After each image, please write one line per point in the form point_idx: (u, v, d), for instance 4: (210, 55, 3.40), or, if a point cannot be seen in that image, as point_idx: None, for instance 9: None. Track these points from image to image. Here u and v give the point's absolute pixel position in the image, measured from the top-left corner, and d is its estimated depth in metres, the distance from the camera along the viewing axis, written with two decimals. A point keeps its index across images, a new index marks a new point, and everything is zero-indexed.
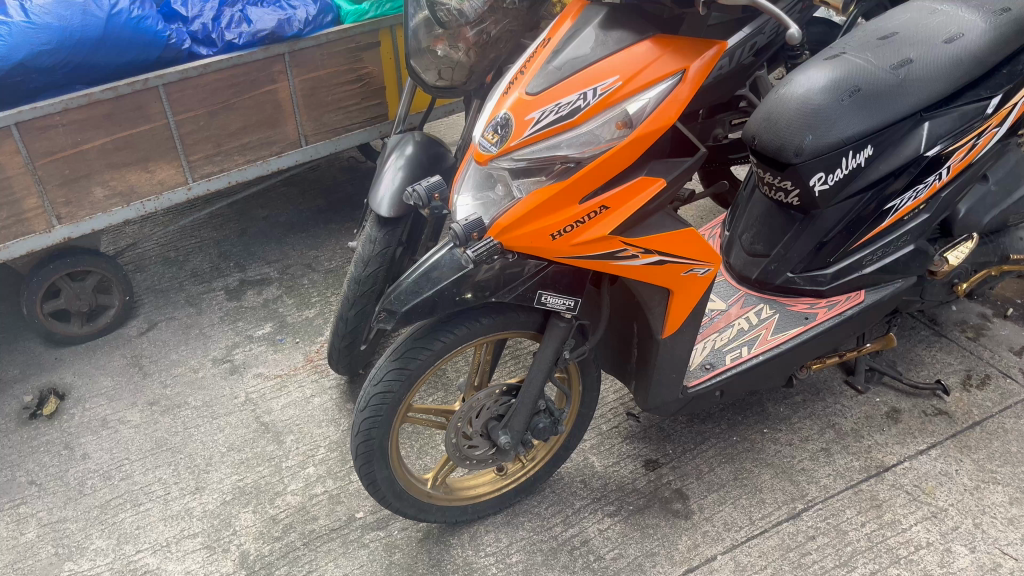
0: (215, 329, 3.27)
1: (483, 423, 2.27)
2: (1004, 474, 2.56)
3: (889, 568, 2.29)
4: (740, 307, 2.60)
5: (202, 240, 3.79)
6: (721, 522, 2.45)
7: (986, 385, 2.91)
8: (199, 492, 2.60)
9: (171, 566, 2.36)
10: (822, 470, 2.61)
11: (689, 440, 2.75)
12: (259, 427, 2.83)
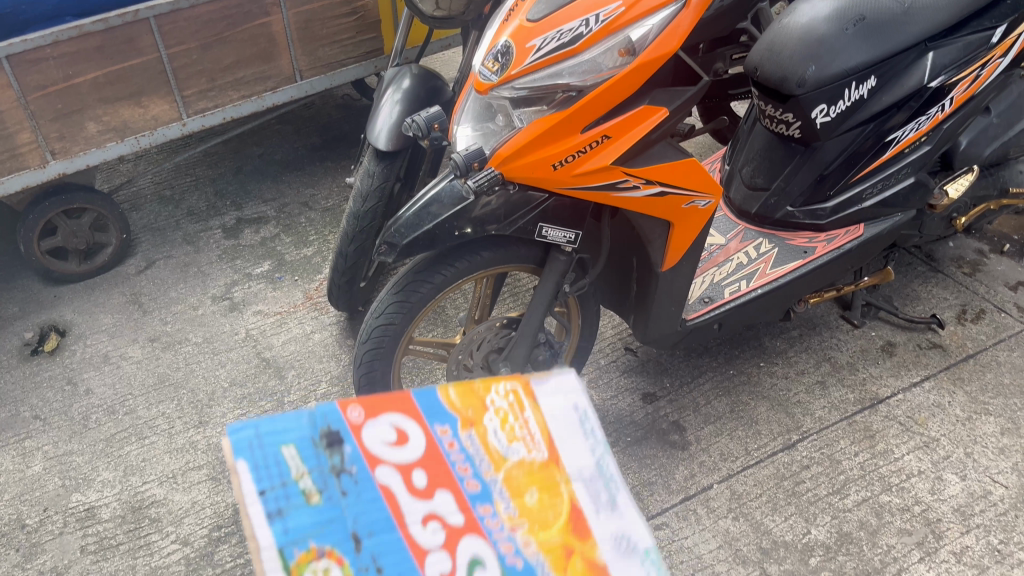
0: (213, 267, 3.26)
1: (484, 356, 2.29)
2: (995, 405, 2.61)
3: (880, 495, 2.35)
4: (739, 242, 2.60)
5: (197, 178, 3.76)
6: (717, 452, 2.50)
7: (981, 319, 2.94)
8: (203, 426, 2.63)
9: (177, 496, 2.41)
10: (817, 402, 2.65)
11: (686, 373, 2.78)
12: (260, 363, 2.86)
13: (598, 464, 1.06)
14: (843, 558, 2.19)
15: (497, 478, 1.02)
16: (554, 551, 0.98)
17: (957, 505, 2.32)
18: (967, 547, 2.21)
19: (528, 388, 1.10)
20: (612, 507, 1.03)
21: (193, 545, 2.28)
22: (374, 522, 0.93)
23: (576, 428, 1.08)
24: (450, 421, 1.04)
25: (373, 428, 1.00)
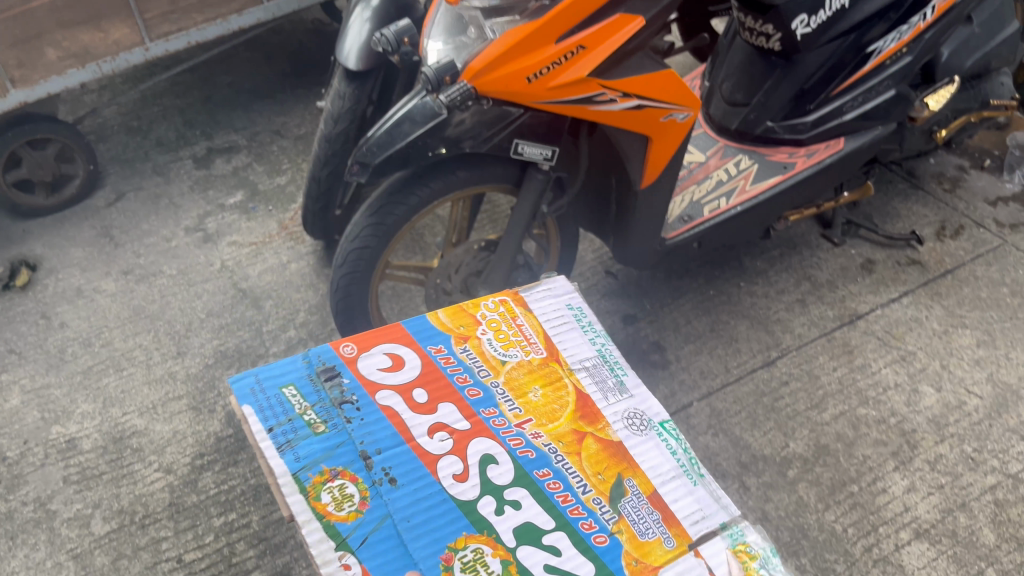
0: (185, 199, 3.20)
1: (462, 280, 2.27)
2: (972, 319, 2.64)
3: (857, 408, 2.39)
4: (719, 159, 2.57)
5: (165, 108, 3.66)
6: (697, 370, 2.52)
7: (960, 234, 2.95)
8: (181, 357, 2.61)
9: (158, 426, 2.41)
10: (796, 320, 2.67)
11: (667, 294, 2.77)
12: (237, 294, 2.82)
13: (593, 347, 1.69)
14: (820, 470, 2.24)
15: (498, 381, 1.58)
16: (562, 430, 1.51)
17: (932, 416, 2.37)
18: (940, 455, 2.27)
19: (519, 298, 1.74)
20: (602, 389, 1.60)
21: (177, 473, 2.29)
22: (381, 434, 1.42)
23: (571, 319, 1.74)
24: (439, 341, 1.63)
25: (369, 359, 1.56)
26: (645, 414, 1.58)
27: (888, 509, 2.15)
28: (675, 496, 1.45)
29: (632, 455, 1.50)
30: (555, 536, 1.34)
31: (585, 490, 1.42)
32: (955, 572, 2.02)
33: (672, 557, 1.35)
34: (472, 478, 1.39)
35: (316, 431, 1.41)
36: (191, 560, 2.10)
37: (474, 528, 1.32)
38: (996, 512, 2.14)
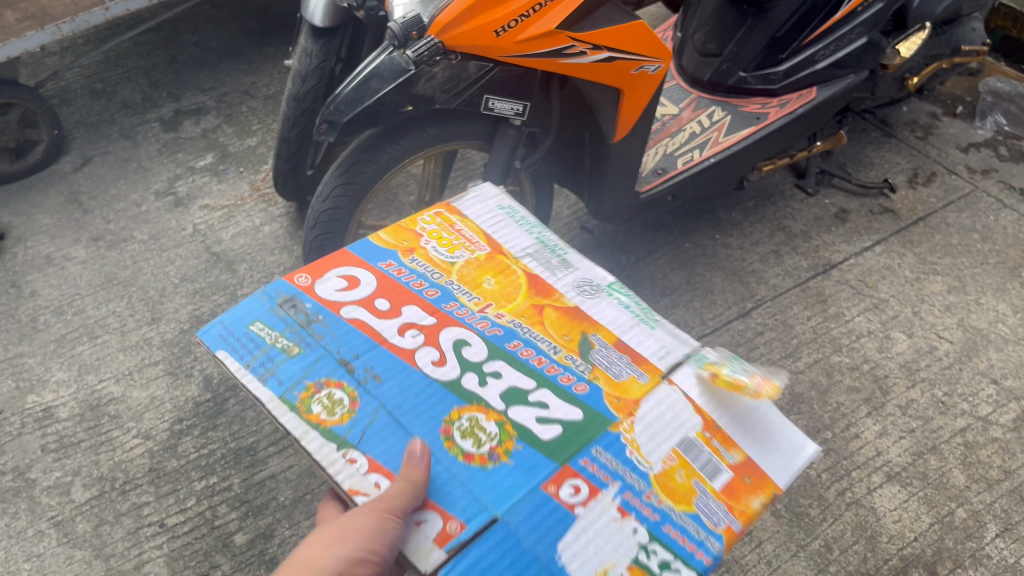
0: (154, 163, 3.15)
1: None
2: (943, 266, 2.67)
3: (831, 356, 2.42)
4: (692, 111, 2.56)
5: (129, 69, 3.58)
6: (673, 323, 2.53)
7: (932, 182, 2.96)
8: (156, 323, 2.59)
9: (136, 393, 2.40)
10: (771, 271, 2.68)
11: (642, 249, 2.77)
12: (211, 258, 2.80)
13: (530, 236, 1.45)
14: (795, 418, 2.27)
15: (453, 279, 1.33)
16: (521, 308, 1.30)
17: (903, 361, 2.40)
18: (911, 400, 2.31)
19: (454, 207, 1.47)
20: (551, 269, 1.39)
21: (156, 439, 2.29)
22: (354, 341, 1.19)
23: (504, 218, 1.48)
24: (392, 256, 1.35)
25: (324, 284, 1.28)
26: (591, 279, 1.38)
27: (860, 454, 2.19)
28: (637, 339, 1.28)
29: (597, 318, 1.30)
30: (565, 417, 1.12)
31: (556, 351, 1.23)
32: (925, 513, 2.07)
33: (650, 390, 1.18)
34: (452, 361, 1.18)
35: (291, 353, 1.15)
36: (174, 524, 2.10)
37: (465, 402, 1.12)
38: (966, 454, 2.19)
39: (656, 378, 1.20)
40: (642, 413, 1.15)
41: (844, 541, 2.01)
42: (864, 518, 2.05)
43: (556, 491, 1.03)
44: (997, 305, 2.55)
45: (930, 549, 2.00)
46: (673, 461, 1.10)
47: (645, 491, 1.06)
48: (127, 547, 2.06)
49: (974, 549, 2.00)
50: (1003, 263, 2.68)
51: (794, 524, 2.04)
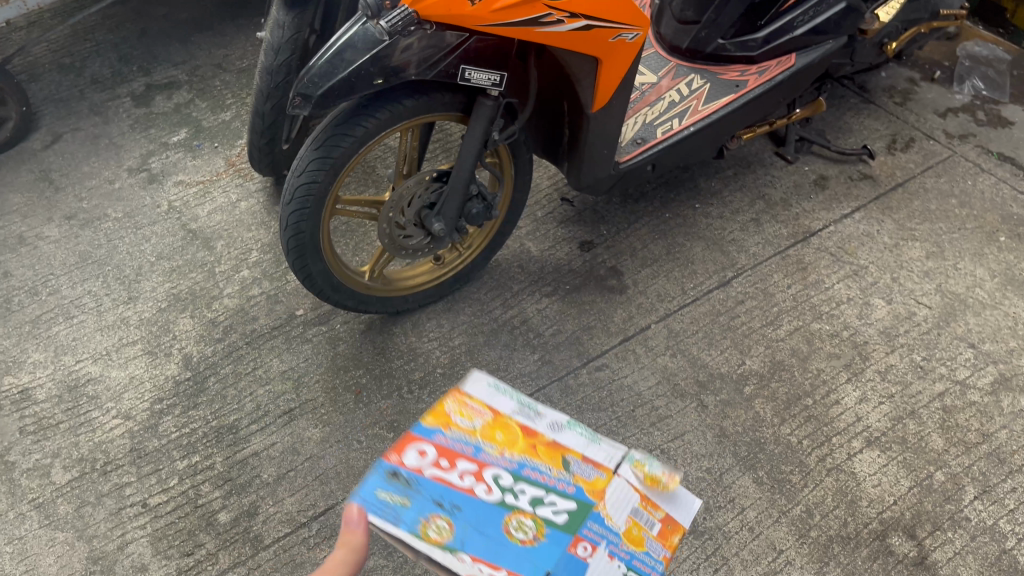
0: (126, 139, 3.09)
1: (415, 212, 2.23)
2: (922, 232, 2.68)
3: (812, 324, 2.43)
4: (671, 79, 2.54)
5: (98, 43, 3.50)
6: (654, 294, 2.53)
7: (910, 147, 2.97)
8: (133, 302, 2.56)
9: (114, 373, 2.37)
10: (751, 240, 2.68)
11: (623, 219, 2.77)
12: (187, 235, 2.76)
13: (506, 396, 1.55)
14: (776, 385, 2.29)
15: (480, 437, 1.45)
16: (522, 445, 1.46)
17: (883, 328, 2.42)
18: (890, 366, 2.33)
19: (458, 388, 1.54)
20: (531, 411, 1.53)
21: (136, 420, 2.27)
22: (447, 491, 1.35)
23: (491, 392, 1.54)
24: (435, 428, 1.45)
25: (404, 457, 1.39)
26: (556, 419, 1.53)
27: (841, 420, 2.21)
28: (600, 455, 1.49)
29: (574, 443, 1.50)
30: (558, 505, 1.38)
31: (551, 472, 1.43)
32: (904, 477, 2.09)
33: (606, 482, 1.45)
34: (500, 486, 1.38)
35: (405, 504, 1.31)
36: (157, 504, 2.09)
37: (508, 508, 1.35)
38: (944, 418, 2.21)
39: (611, 475, 1.46)
40: (608, 493, 1.43)
41: (825, 506, 2.04)
42: (845, 483, 2.08)
43: (582, 552, 1.32)
44: (975, 270, 2.57)
45: (909, 512, 2.03)
46: (630, 520, 1.41)
47: (619, 542, 1.37)
48: (109, 528, 2.05)
49: (952, 511, 2.03)
50: (981, 228, 2.69)
51: (776, 491, 2.07)
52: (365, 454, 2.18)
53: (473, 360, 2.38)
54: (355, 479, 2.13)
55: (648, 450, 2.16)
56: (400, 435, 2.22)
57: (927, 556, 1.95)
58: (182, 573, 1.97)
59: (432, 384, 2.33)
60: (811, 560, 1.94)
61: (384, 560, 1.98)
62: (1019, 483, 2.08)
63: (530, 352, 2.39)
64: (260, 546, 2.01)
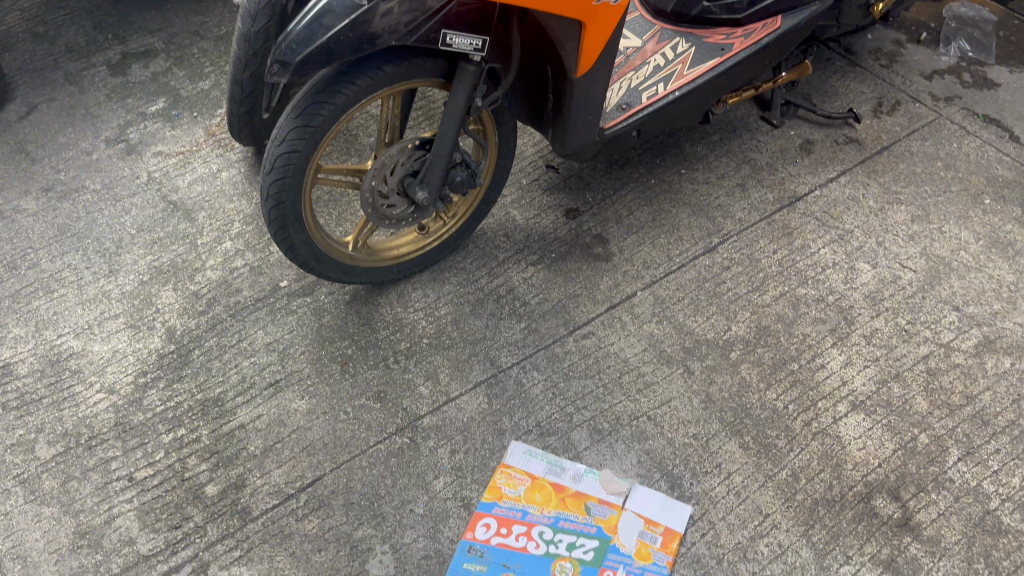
0: (103, 109, 3.03)
1: (398, 181, 2.20)
2: (907, 195, 2.68)
3: (797, 289, 2.43)
4: (655, 44, 2.51)
5: (72, 11, 3.42)
6: (640, 261, 2.52)
7: (896, 111, 2.95)
8: (114, 275, 2.53)
9: (97, 347, 2.35)
10: (737, 205, 2.67)
11: (608, 186, 2.75)
12: (167, 206, 2.72)
13: (539, 456, 2.10)
14: (762, 351, 2.29)
15: (528, 505, 2.03)
16: (557, 504, 2.03)
17: (868, 292, 2.42)
18: (875, 330, 2.34)
19: (502, 463, 2.09)
20: (558, 468, 2.08)
21: (120, 394, 2.25)
22: (511, 554, 1.94)
23: (528, 457, 2.10)
24: (495, 514, 2.00)
25: (475, 530, 1.97)
26: (576, 470, 2.08)
27: (826, 385, 2.22)
28: (612, 487, 2.05)
29: (594, 487, 2.05)
30: (587, 545, 1.96)
31: (582, 524, 2.00)
32: (889, 440, 2.11)
33: (618, 517, 2.00)
34: (546, 545, 1.96)
35: (481, 568, 1.91)
36: (143, 478, 2.09)
37: (555, 557, 1.93)
38: (928, 381, 2.22)
39: (623, 510, 2.01)
40: (621, 528, 1.98)
41: (810, 470, 2.05)
42: (830, 447, 2.09)
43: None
44: (960, 233, 2.57)
45: (893, 474, 2.05)
46: (639, 542, 1.95)
47: (631, 561, 1.92)
48: (96, 503, 2.04)
49: (936, 473, 2.05)
50: (966, 190, 2.69)
51: (761, 455, 2.08)
52: (352, 425, 2.17)
53: (459, 330, 2.37)
54: (342, 450, 2.12)
55: (635, 417, 2.17)
56: (387, 405, 2.21)
57: (911, 517, 1.97)
58: (170, 546, 1.97)
59: (418, 354, 2.32)
60: (796, 523, 1.96)
61: (373, 529, 1.98)
62: (1002, 444, 2.10)
63: (516, 321, 2.39)
64: (248, 518, 2.01)
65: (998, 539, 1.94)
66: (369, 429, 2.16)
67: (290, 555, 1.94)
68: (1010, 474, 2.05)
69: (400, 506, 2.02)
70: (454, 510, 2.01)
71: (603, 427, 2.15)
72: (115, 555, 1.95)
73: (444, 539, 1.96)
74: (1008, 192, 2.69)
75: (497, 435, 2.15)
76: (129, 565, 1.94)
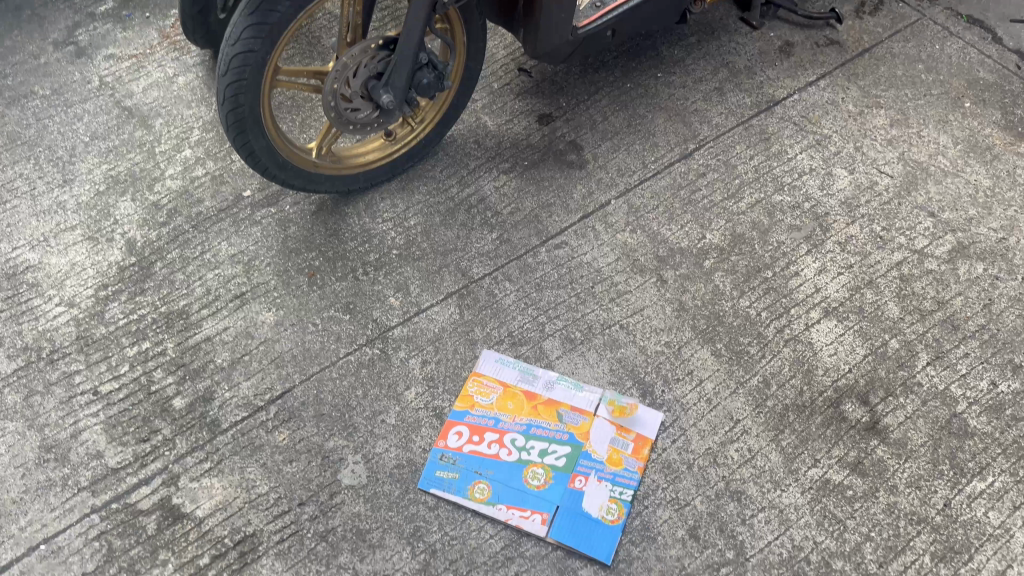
0: (49, 10, 2.86)
1: (362, 84, 2.12)
2: (887, 99, 2.62)
3: (773, 196, 2.39)
4: None
5: None
6: (615, 169, 2.46)
7: (879, 11, 2.86)
8: (68, 185, 2.43)
9: (54, 260, 2.27)
10: (714, 110, 2.60)
11: (582, 91, 2.66)
12: (122, 113, 2.60)
13: (511, 365, 2.09)
14: (736, 259, 2.27)
15: (500, 414, 2.02)
16: (529, 412, 2.03)
17: (844, 198, 2.39)
18: (850, 237, 2.31)
19: (473, 371, 2.07)
20: (530, 377, 2.07)
21: (81, 307, 2.19)
22: (484, 461, 1.95)
23: (500, 366, 2.08)
24: (468, 423, 2.00)
25: (447, 439, 1.97)
26: (548, 379, 2.06)
27: (800, 292, 2.20)
28: (584, 395, 2.04)
29: (566, 394, 2.04)
30: (558, 452, 1.97)
31: (554, 431, 2.00)
32: (860, 345, 2.11)
33: (590, 424, 2.00)
34: (518, 453, 1.97)
35: (454, 475, 1.91)
36: (108, 391, 2.05)
37: (527, 465, 1.95)
38: (901, 287, 2.22)
39: (595, 417, 2.01)
40: (593, 435, 1.99)
41: (782, 376, 2.06)
42: (802, 353, 2.10)
43: (580, 485, 1.91)
44: (938, 138, 2.53)
45: (863, 378, 2.06)
46: (611, 449, 1.96)
47: (603, 468, 1.93)
48: (61, 417, 2.01)
49: (905, 377, 2.06)
50: (947, 94, 2.63)
51: (733, 362, 2.08)
52: (321, 337, 2.13)
53: (429, 241, 2.31)
54: (312, 361, 2.09)
55: (607, 326, 2.15)
56: (357, 316, 2.17)
57: (879, 421, 1.99)
58: (139, 459, 1.94)
59: (388, 265, 2.26)
60: (766, 428, 1.98)
61: (345, 440, 1.97)
62: (972, 348, 2.11)
63: (488, 232, 2.33)
64: (218, 431, 1.98)
65: (964, 441, 1.97)
66: (339, 341, 2.13)
67: (261, 466, 1.93)
68: (978, 377, 2.06)
69: (371, 417, 2.00)
70: (426, 420, 2.00)
71: (575, 336, 2.14)
72: (83, 468, 1.93)
73: (416, 448, 1.95)
74: (988, 95, 2.64)
75: (469, 344, 2.12)
76: (98, 478, 1.92)
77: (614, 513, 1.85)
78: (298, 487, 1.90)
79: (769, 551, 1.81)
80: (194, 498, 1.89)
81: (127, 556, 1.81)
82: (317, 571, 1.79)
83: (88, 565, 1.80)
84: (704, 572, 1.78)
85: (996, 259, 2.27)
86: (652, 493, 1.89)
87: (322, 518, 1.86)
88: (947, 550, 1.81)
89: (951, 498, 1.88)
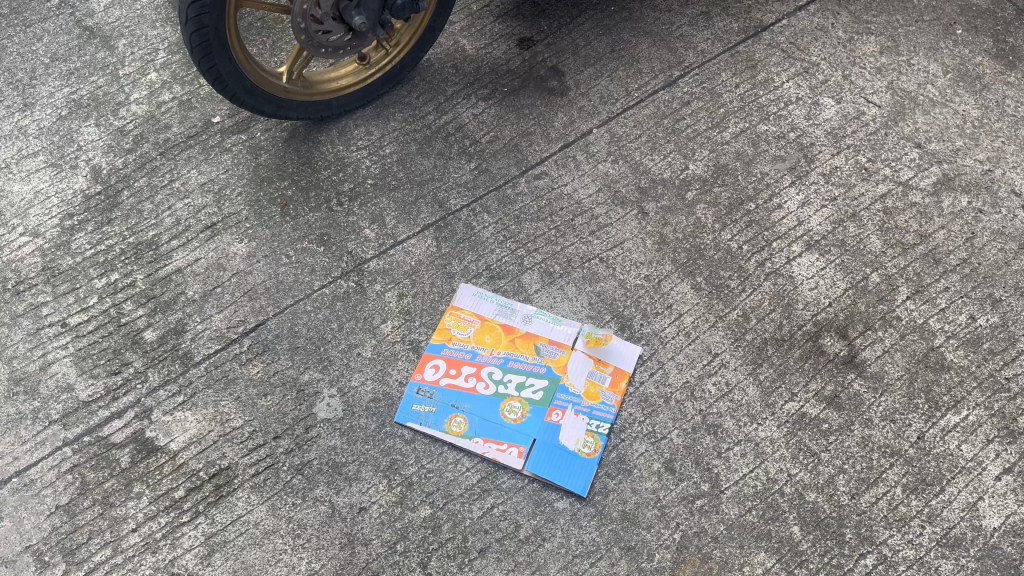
0: None
1: (332, 5, 2.03)
2: (877, 25, 2.55)
3: (759, 125, 2.34)
4: None
5: None
6: (597, 97, 2.39)
7: None
8: (29, 109, 2.33)
9: (17, 187, 2.20)
10: (700, 36, 2.52)
11: (565, 15, 2.56)
12: (84, 33, 2.48)
13: (490, 299, 2.05)
14: (719, 190, 2.22)
15: (478, 348, 2.00)
16: (507, 346, 2.01)
17: (831, 129, 2.34)
18: (835, 168, 2.27)
19: (452, 304, 2.04)
20: (509, 310, 2.04)
21: (46, 237, 2.12)
22: (461, 394, 1.93)
23: (478, 299, 2.05)
24: (444, 356, 1.98)
25: (425, 372, 1.95)
26: (526, 313, 2.04)
27: (782, 225, 2.17)
28: (562, 329, 2.02)
29: (544, 328, 2.02)
30: (536, 385, 1.96)
31: (532, 365, 1.98)
32: (840, 280, 2.09)
33: (568, 359, 1.99)
34: (495, 386, 1.95)
35: (431, 409, 1.90)
36: (77, 323, 2.00)
37: (505, 399, 1.94)
38: (884, 220, 2.19)
39: (573, 351, 1.99)
40: (570, 369, 1.98)
41: (761, 311, 2.04)
42: (782, 287, 2.08)
43: (557, 418, 1.91)
44: (928, 66, 2.47)
45: (843, 313, 2.04)
46: (588, 382, 1.95)
47: (580, 400, 1.93)
48: (29, 349, 1.97)
49: (885, 311, 2.05)
50: (938, 20, 2.56)
51: (713, 296, 2.06)
52: (295, 269, 2.09)
53: (404, 170, 2.25)
54: (286, 294, 2.05)
55: (587, 259, 2.11)
56: (331, 248, 2.12)
57: (857, 354, 1.99)
58: (110, 392, 1.91)
59: (363, 196, 2.20)
60: (744, 362, 1.97)
61: (320, 373, 1.94)
62: (952, 283, 2.10)
63: (466, 160, 2.27)
64: (190, 363, 1.95)
65: (941, 374, 1.97)
66: (314, 273, 2.08)
67: (235, 400, 1.90)
68: (957, 311, 2.06)
69: (346, 350, 1.97)
70: (402, 353, 1.98)
71: (554, 270, 2.10)
72: (53, 401, 1.90)
73: (392, 381, 1.93)
74: (980, 21, 2.56)
75: (446, 278, 2.08)
76: (69, 410, 1.89)
77: (591, 446, 1.85)
78: (273, 421, 1.88)
79: (744, 484, 1.82)
80: (168, 432, 1.87)
81: (101, 489, 1.80)
82: (293, 504, 1.78)
83: (62, 498, 1.79)
84: (680, 504, 1.79)
85: (981, 192, 2.24)
86: (628, 427, 1.88)
87: (298, 451, 1.84)
88: (918, 482, 1.83)
89: (925, 431, 1.89)
